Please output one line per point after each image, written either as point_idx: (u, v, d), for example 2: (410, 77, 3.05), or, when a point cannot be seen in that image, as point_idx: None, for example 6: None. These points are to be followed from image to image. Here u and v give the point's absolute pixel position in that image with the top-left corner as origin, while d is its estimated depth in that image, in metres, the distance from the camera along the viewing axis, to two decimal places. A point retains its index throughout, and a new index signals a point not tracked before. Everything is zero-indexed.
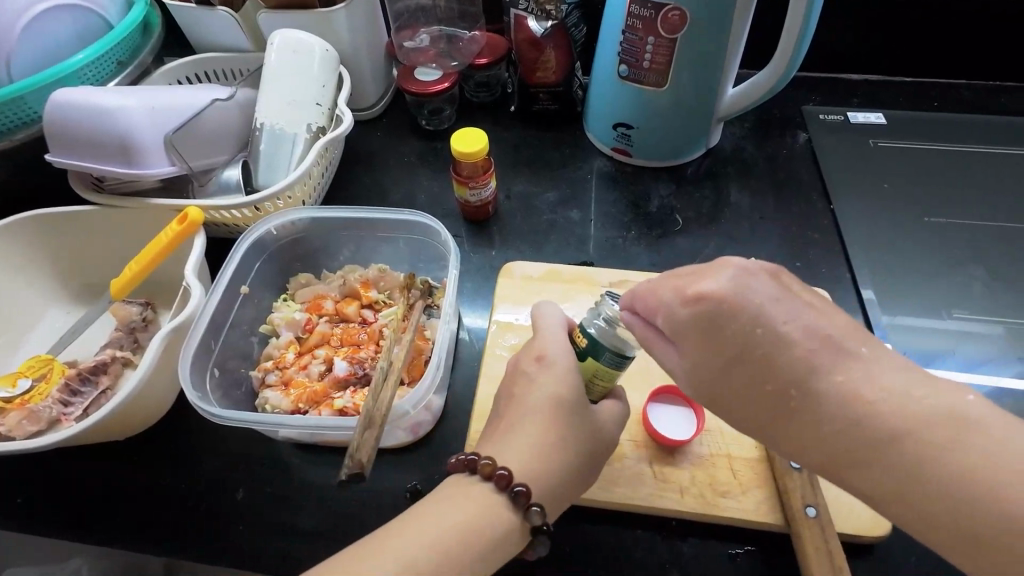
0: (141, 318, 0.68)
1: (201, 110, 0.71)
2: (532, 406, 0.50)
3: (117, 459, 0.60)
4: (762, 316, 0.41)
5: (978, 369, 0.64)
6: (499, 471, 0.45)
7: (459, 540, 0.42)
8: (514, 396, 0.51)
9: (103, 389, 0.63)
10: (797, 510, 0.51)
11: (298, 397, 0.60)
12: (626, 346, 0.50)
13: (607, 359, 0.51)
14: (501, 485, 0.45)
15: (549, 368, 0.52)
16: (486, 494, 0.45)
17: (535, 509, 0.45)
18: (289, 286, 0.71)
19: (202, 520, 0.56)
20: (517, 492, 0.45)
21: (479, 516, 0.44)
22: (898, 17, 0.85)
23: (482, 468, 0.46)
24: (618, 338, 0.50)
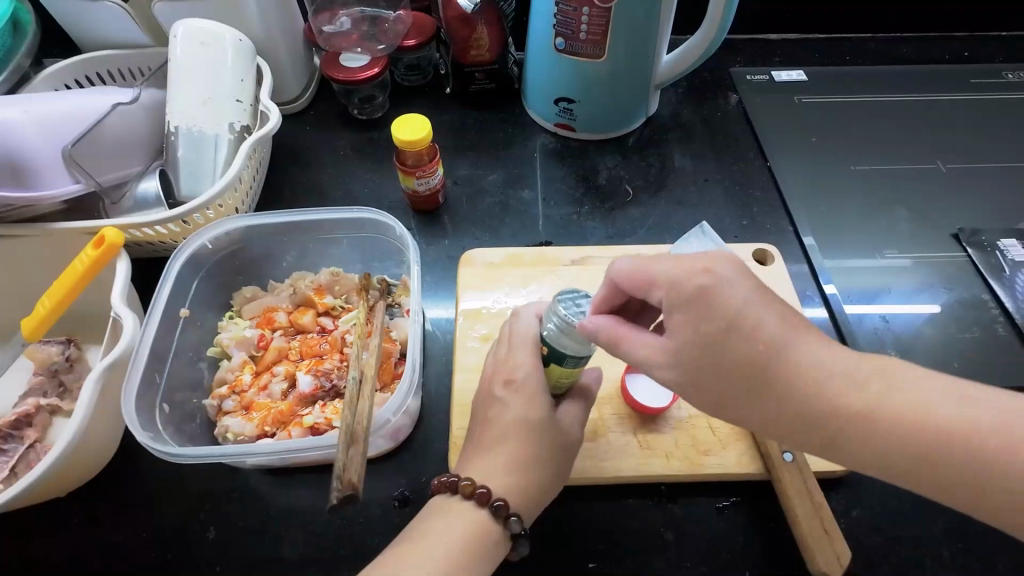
0: (64, 358, 0.61)
1: (102, 116, 0.63)
2: (504, 431, 0.50)
3: (58, 518, 0.54)
4: (741, 310, 0.40)
5: (915, 300, 0.70)
6: (480, 488, 0.47)
7: (459, 555, 0.44)
8: (488, 422, 0.51)
9: (30, 444, 0.56)
10: (776, 457, 0.53)
11: (263, 420, 0.56)
12: (580, 349, 0.49)
13: (567, 364, 0.51)
14: (482, 502, 0.47)
15: (520, 390, 0.52)
16: (469, 513, 0.47)
17: (514, 518, 0.47)
18: (233, 301, 0.65)
19: (171, 567, 0.52)
20: (497, 505, 0.47)
21: (471, 532, 0.46)
22: (877, 14, 0.94)
23: (462, 488, 0.47)
24: (575, 343, 0.49)
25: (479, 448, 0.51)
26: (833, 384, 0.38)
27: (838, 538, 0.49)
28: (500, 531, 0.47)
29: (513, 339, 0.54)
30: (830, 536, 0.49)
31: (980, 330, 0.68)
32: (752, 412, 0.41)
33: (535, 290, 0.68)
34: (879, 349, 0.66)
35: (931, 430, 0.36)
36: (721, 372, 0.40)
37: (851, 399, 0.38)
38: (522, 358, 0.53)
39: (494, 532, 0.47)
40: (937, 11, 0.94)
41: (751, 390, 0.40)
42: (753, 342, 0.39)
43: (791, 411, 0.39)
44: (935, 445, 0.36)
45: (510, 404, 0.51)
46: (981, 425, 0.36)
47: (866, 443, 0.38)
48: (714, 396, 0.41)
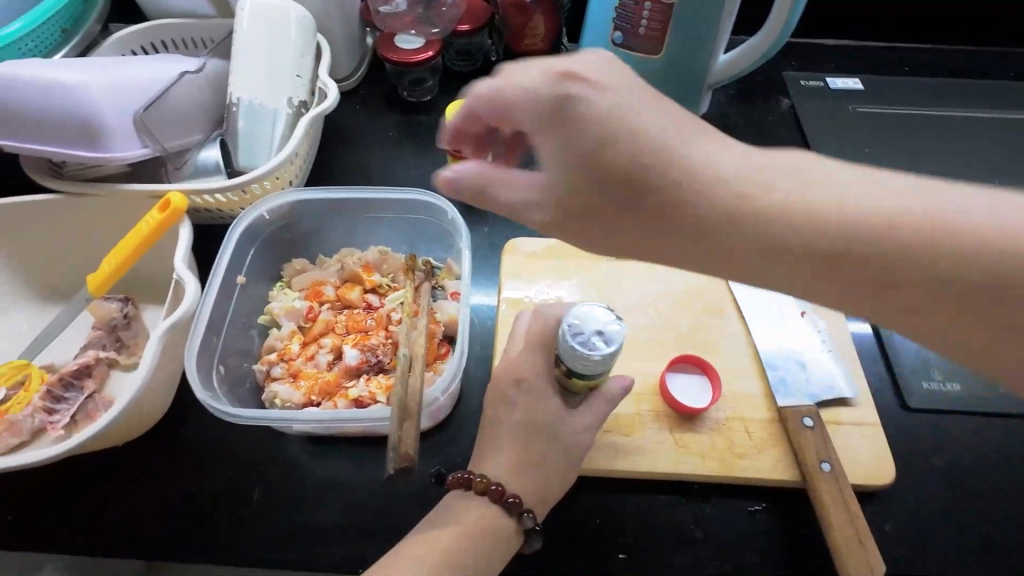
0: (123, 315, 0.63)
1: (170, 85, 0.65)
2: (511, 430, 0.51)
3: (112, 466, 0.56)
4: (638, 130, 0.37)
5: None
6: (492, 485, 0.47)
7: (473, 555, 0.45)
8: (496, 419, 0.51)
9: (90, 394, 0.59)
10: (813, 465, 0.53)
11: (310, 389, 0.58)
12: (584, 364, 0.48)
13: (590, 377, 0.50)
14: (495, 498, 0.47)
15: (528, 393, 0.52)
16: (482, 507, 0.47)
17: (527, 514, 0.47)
18: (284, 273, 0.67)
19: (216, 522, 0.54)
20: (510, 502, 0.47)
21: (485, 530, 0.47)
22: (938, 27, 0.92)
23: (474, 484, 0.48)
24: (586, 361, 0.48)
25: (509, 434, 0.50)
26: (790, 231, 0.34)
27: (872, 548, 0.49)
28: (512, 525, 0.47)
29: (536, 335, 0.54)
30: (865, 546, 0.49)
31: None
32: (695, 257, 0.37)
33: (577, 283, 0.69)
34: (923, 368, 0.63)
35: (897, 275, 0.34)
36: (658, 211, 0.36)
37: (809, 243, 0.34)
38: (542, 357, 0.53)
39: (506, 526, 0.47)
40: (1003, 25, 0.91)
41: (695, 239, 0.36)
42: (675, 170, 0.36)
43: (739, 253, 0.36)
44: (902, 291, 0.34)
45: (528, 400, 0.51)
46: (955, 261, 0.33)
47: (837, 308, 0.37)
48: (643, 240, 0.38)
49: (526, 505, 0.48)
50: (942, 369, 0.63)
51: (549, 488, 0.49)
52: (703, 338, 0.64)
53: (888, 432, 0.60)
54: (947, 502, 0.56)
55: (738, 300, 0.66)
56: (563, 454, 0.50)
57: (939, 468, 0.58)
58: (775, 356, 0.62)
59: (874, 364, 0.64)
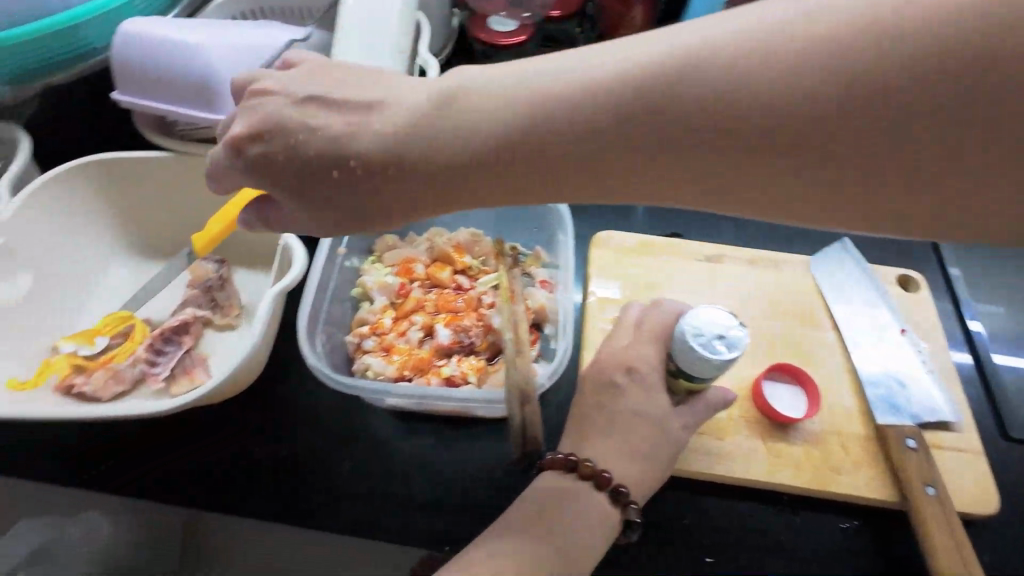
0: (218, 276, 0.64)
1: (280, 49, 0.64)
2: (616, 419, 0.50)
3: (208, 422, 0.57)
4: (573, 65, 0.36)
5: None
6: (601, 472, 0.47)
7: (578, 541, 0.45)
8: (602, 405, 0.51)
9: (188, 349, 0.60)
10: (917, 487, 0.52)
11: (403, 364, 0.58)
12: (700, 369, 0.48)
13: (698, 380, 0.50)
14: (602, 485, 0.47)
15: (644, 384, 0.51)
16: (587, 493, 0.47)
17: (633, 506, 0.47)
18: (375, 247, 0.67)
19: (309, 487, 0.54)
20: (619, 491, 0.47)
21: (590, 517, 0.46)
22: None
23: (581, 467, 0.48)
24: (701, 366, 0.48)
25: (613, 427, 0.50)
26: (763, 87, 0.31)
27: None
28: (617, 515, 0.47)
29: (645, 332, 0.53)
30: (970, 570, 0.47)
31: None
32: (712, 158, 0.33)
33: (666, 281, 0.68)
34: None
35: (908, 100, 0.29)
36: (613, 115, 0.34)
37: (783, 87, 0.30)
38: (648, 352, 0.52)
39: (611, 514, 0.47)
40: None
41: (683, 135, 0.33)
42: (631, 87, 0.33)
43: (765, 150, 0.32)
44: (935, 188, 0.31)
45: (633, 393, 0.50)
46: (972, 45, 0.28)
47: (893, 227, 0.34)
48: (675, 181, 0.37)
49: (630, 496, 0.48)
50: None
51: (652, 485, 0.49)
52: (797, 349, 0.63)
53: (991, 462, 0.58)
54: None
55: (834, 313, 0.64)
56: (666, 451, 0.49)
57: None
58: (876, 374, 0.60)
59: (974, 391, 0.62)
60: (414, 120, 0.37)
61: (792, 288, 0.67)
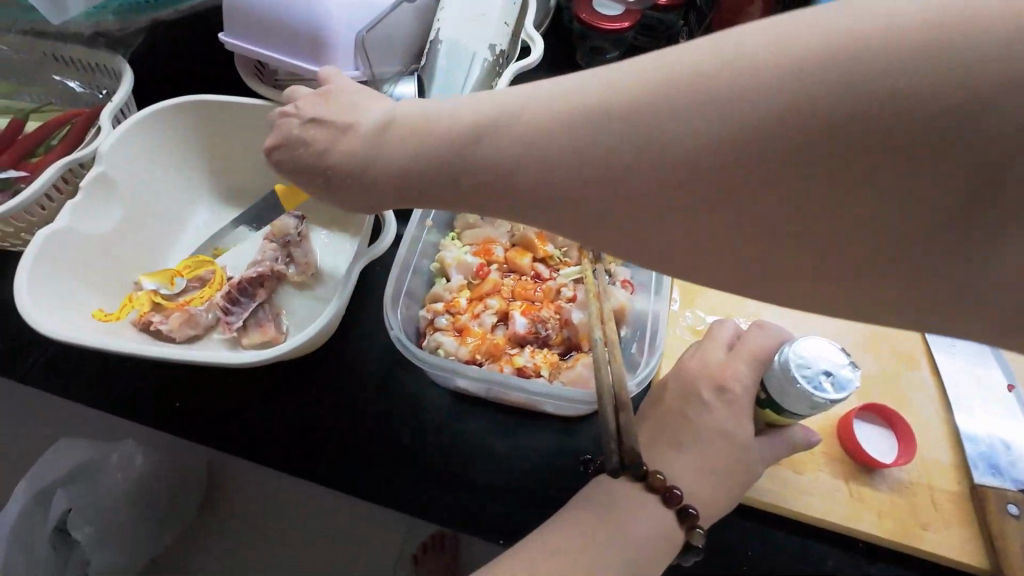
0: (297, 232, 0.63)
1: (390, 10, 0.62)
2: (702, 433, 0.45)
3: (274, 377, 0.57)
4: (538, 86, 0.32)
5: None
6: (673, 490, 0.42)
7: (637, 562, 0.41)
8: (685, 419, 0.46)
9: (261, 303, 0.59)
10: (1017, 562, 0.47)
11: (476, 347, 0.56)
12: (793, 405, 0.44)
13: (788, 415, 0.45)
14: (672, 503, 0.42)
15: (730, 404, 0.46)
16: (655, 510, 0.42)
17: (699, 531, 0.43)
18: (456, 224, 0.66)
19: (369, 458, 0.53)
20: (688, 513, 0.42)
21: (653, 537, 0.42)
22: None
23: (652, 481, 0.43)
24: (798, 402, 0.43)
25: (695, 438, 0.45)
26: (675, 123, 0.27)
27: None
28: (680, 537, 0.43)
29: (743, 350, 0.48)
30: None
31: None
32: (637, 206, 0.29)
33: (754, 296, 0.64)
34: None
35: (861, 139, 0.23)
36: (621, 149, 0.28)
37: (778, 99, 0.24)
38: (742, 371, 0.47)
39: (675, 535, 0.43)
40: None
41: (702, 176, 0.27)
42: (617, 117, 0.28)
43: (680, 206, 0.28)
44: None
45: (723, 413, 0.46)
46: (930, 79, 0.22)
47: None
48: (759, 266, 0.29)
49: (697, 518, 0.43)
50: None
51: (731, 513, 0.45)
52: (891, 390, 0.58)
53: None
54: None
55: (935, 356, 0.60)
56: (749, 480, 0.45)
57: None
58: (976, 429, 0.55)
59: None
60: (379, 136, 0.38)
61: (891, 323, 0.62)
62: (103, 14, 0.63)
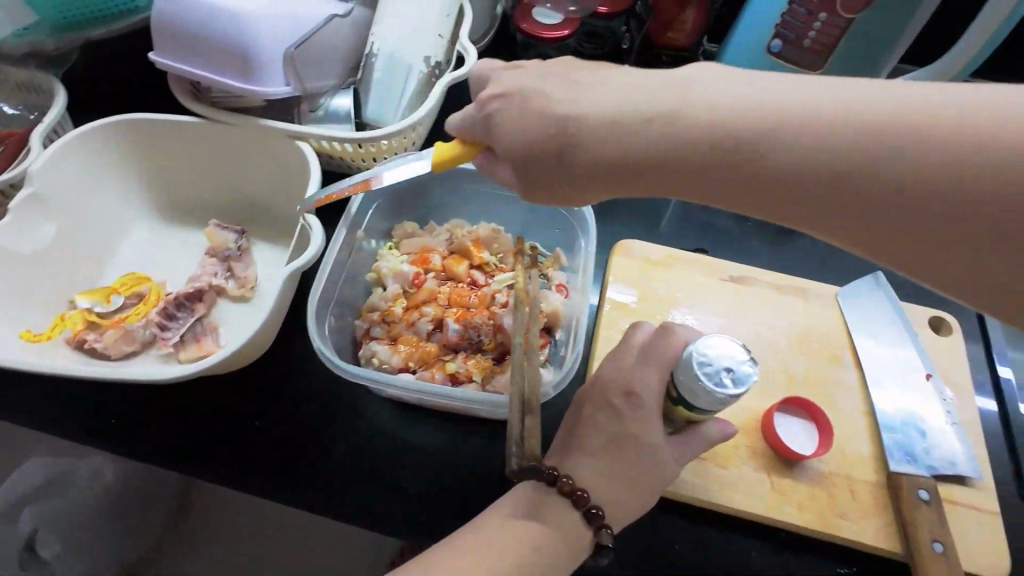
0: (237, 247, 0.64)
1: (320, 25, 0.63)
2: (612, 433, 0.47)
3: (211, 391, 0.58)
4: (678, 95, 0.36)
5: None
6: (580, 491, 0.44)
7: (541, 564, 0.43)
8: (600, 422, 0.48)
9: (199, 317, 0.60)
10: (925, 545, 0.49)
11: (409, 355, 0.57)
12: (700, 402, 0.46)
13: (699, 412, 0.47)
14: (578, 504, 0.44)
15: (636, 412, 0.47)
16: (564, 510, 0.45)
17: (607, 530, 0.45)
18: (394, 233, 0.66)
19: (306, 468, 0.54)
20: (593, 512, 0.44)
21: (558, 538, 0.44)
22: None
23: (560, 485, 0.45)
24: (706, 400, 0.45)
25: (608, 439, 0.47)
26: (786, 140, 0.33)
27: None
28: (587, 535, 0.45)
29: (656, 353, 0.49)
30: None
31: None
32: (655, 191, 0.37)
33: (685, 296, 0.65)
34: None
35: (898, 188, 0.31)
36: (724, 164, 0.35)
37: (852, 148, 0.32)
38: (651, 375, 0.49)
39: (581, 534, 0.45)
40: None
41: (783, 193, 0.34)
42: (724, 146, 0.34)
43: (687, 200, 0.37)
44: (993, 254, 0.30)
45: (634, 414, 0.47)
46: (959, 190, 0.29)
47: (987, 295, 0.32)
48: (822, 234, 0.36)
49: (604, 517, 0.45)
50: None
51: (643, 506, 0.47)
52: (817, 385, 0.60)
53: (1016, 527, 0.55)
54: None
55: (858, 350, 0.62)
56: (661, 477, 0.47)
57: None
58: (892, 418, 0.57)
59: (999, 446, 0.59)
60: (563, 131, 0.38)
61: (819, 320, 0.64)
62: (38, 34, 0.62)
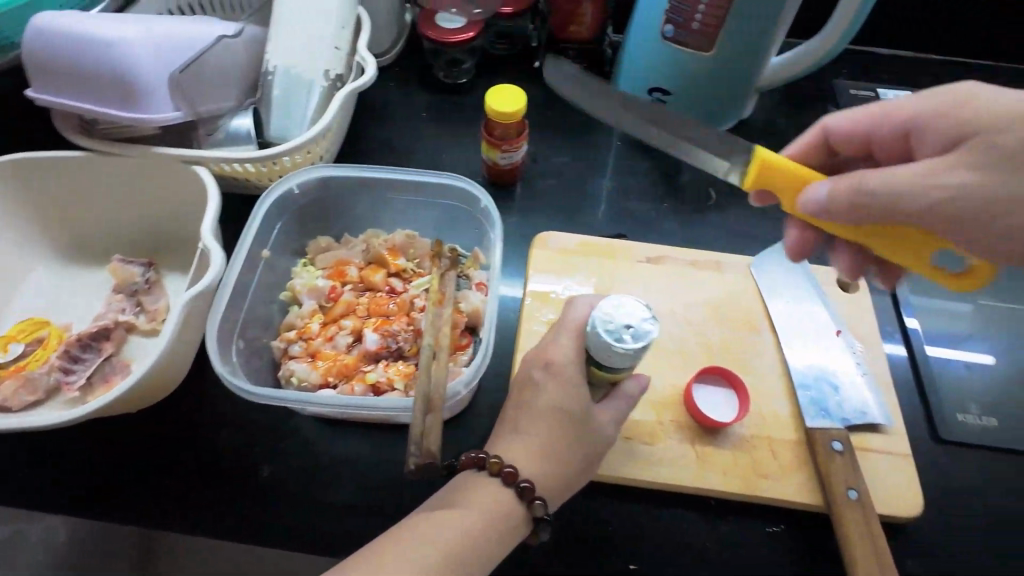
0: (144, 280, 0.63)
1: (205, 46, 0.62)
2: (533, 422, 0.47)
3: (127, 431, 0.57)
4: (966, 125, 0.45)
5: (975, 348, 0.65)
6: (507, 468, 0.44)
7: (473, 546, 0.42)
8: (517, 414, 0.48)
9: (107, 356, 0.58)
10: (839, 493, 0.52)
11: (327, 370, 0.57)
12: (612, 357, 0.47)
13: (612, 369, 0.48)
14: (507, 481, 0.44)
15: (558, 375, 0.48)
16: (492, 490, 0.44)
17: (539, 502, 0.44)
18: (308, 249, 0.66)
19: (233, 498, 0.54)
20: (523, 487, 0.44)
21: (489, 517, 0.43)
22: (1000, 46, 0.87)
23: (489, 466, 0.45)
24: (618, 355, 0.46)
25: (525, 421, 0.47)
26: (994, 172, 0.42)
27: None
28: (522, 511, 0.44)
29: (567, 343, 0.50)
30: None
31: None
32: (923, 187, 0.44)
33: (604, 281, 0.67)
34: (959, 399, 0.61)
35: None
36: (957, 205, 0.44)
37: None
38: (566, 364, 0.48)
39: (515, 511, 0.44)
40: None
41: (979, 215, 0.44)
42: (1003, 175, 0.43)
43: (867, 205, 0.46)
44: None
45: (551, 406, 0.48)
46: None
47: None
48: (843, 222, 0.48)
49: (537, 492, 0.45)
50: (980, 403, 0.61)
51: (568, 490, 0.47)
52: (734, 354, 0.62)
53: (926, 466, 0.58)
54: (982, 548, 0.54)
55: (772, 315, 0.64)
56: (585, 463, 0.47)
57: (974, 508, 0.56)
58: (807, 376, 0.60)
59: (909, 391, 0.62)
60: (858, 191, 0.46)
61: (733, 290, 0.66)
62: None
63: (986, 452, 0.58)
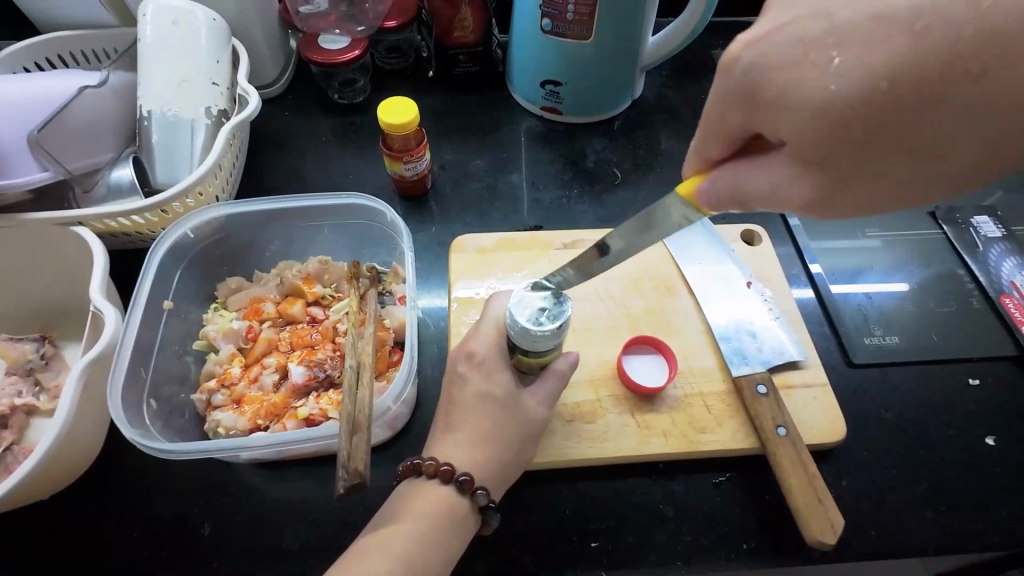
0: (40, 356, 0.59)
1: (67, 102, 0.59)
2: (469, 423, 0.48)
3: (44, 521, 0.52)
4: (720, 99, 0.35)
5: (889, 279, 0.69)
6: (442, 466, 0.46)
7: (424, 543, 0.43)
8: (449, 425, 0.49)
9: (7, 447, 0.53)
10: (771, 432, 0.55)
11: (255, 413, 0.55)
12: (536, 344, 0.49)
13: (535, 354, 0.50)
14: (445, 479, 0.45)
15: (479, 362, 0.51)
16: (431, 491, 0.45)
17: (480, 491, 0.46)
18: (219, 293, 0.63)
19: (173, 566, 0.50)
20: (462, 480, 0.45)
21: (434, 513, 0.44)
22: None
23: (425, 468, 0.46)
24: (541, 342, 0.49)
25: (458, 422, 0.49)
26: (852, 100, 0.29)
27: (831, 505, 0.51)
28: (466, 503, 0.46)
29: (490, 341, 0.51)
30: (823, 503, 0.51)
31: (956, 303, 0.68)
32: (794, 181, 0.34)
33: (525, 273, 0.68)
34: (864, 325, 0.66)
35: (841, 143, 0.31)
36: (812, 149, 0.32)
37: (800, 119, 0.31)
38: (489, 365, 0.51)
39: (460, 505, 0.45)
40: None
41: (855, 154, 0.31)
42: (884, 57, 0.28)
43: (756, 201, 0.36)
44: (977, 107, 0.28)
45: (481, 407, 0.49)
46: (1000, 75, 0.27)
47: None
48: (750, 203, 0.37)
49: (477, 482, 0.47)
50: (881, 325, 0.66)
51: (505, 473, 0.48)
52: (657, 319, 0.64)
53: (840, 391, 0.62)
54: (894, 456, 0.59)
55: (686, 278, 0.67)
56: (522, 447, 0.49)
57: (887, 421, 0.61)
58: (727, 328, 0.63)
59: (821, 327, 0.66)
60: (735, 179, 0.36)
61: (649, 261, 0.69)
62: None
63: (890, 369, 0.64)
